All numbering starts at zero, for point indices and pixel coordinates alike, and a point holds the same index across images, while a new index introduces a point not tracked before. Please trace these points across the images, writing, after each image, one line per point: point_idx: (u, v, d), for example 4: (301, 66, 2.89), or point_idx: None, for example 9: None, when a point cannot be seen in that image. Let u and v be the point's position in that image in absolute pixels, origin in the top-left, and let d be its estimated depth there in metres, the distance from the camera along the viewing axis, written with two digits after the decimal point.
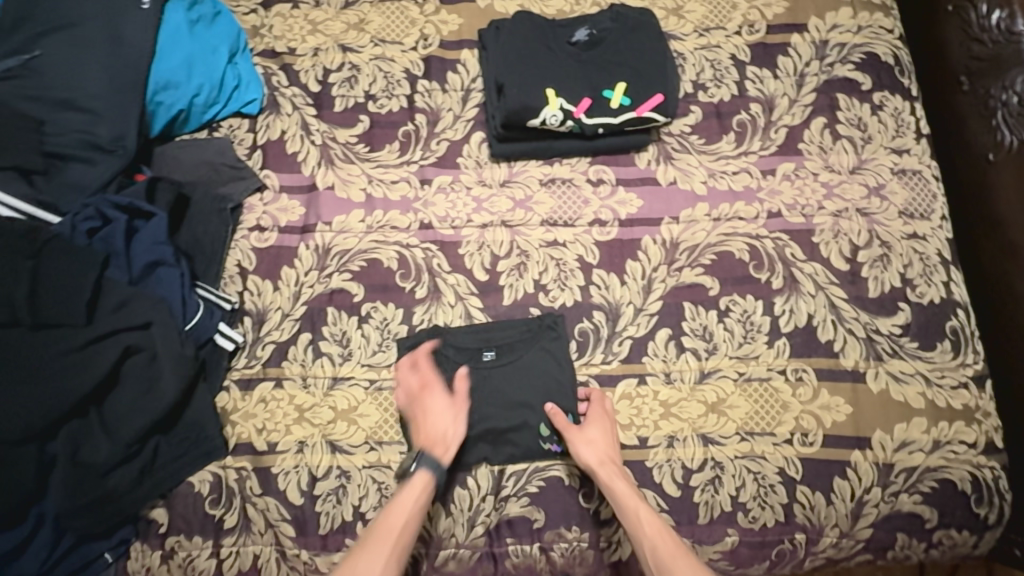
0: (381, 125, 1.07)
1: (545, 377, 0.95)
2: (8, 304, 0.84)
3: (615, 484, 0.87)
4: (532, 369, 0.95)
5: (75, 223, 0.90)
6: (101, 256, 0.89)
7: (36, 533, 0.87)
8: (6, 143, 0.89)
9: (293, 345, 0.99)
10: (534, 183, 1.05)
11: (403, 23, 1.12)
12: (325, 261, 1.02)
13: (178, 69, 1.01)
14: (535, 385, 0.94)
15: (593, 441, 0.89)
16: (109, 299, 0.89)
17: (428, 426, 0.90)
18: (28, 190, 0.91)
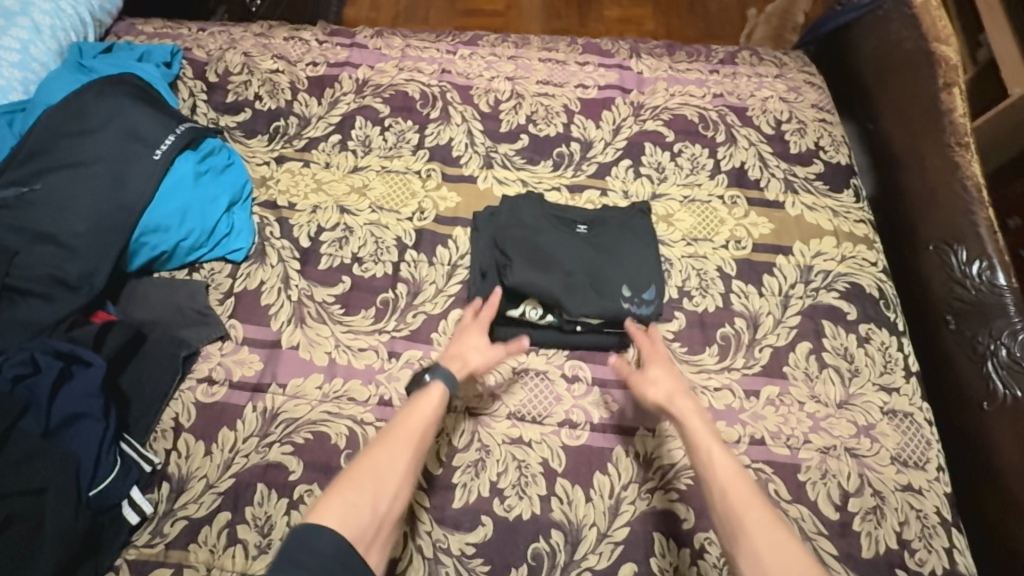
0: (362, 288, 1.06)
1: (633, 243, 1.05)
2: None
3: (689, 420, 0.83)
4: (619, 241, 1.05)
5: (3, 367, 0.85)
6: (19, 407, 0.82)
7: None
8: None
9: (207, 525, 0.87)
10: (506, 370, 1.00)
11: (403, 193, 1.16)
12: (269, 427, 0.95)
13: (172, 215, 1.02)
14: (623, 258, 1.03)
15: (658, 380, 0.89)
16: (12, 453, 0.80)
17: (454, 348, 0.93)
18: None
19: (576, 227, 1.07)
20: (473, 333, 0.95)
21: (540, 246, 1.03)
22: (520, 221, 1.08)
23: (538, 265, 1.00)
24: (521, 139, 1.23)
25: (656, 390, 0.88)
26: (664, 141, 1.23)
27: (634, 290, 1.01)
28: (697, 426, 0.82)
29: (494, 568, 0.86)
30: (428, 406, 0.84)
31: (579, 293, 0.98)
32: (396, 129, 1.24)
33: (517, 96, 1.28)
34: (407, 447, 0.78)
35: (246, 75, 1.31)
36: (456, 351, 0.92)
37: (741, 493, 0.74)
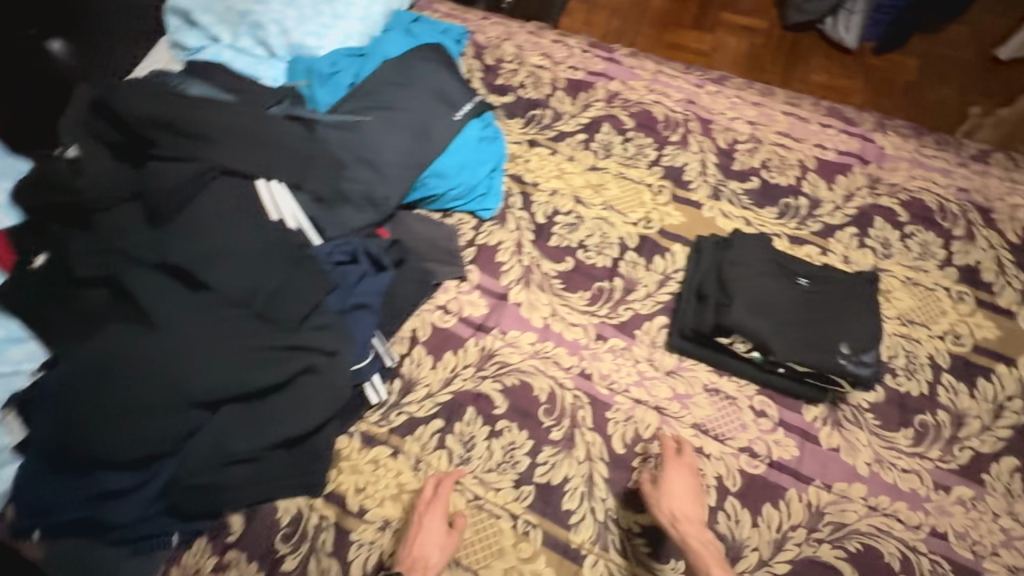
0: (583, 272, 1.19)
1: (856, 309, 1.04)
2: (251, 289, 0.95)
3: (683, 527, 0.91)
4: (843, 304, 1.05)
5: (332, 252, 1.04)
6: (331, 285, 0.99)
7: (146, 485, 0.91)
8: (316, 173, 1.05)
9: (423, 425, 1.03)
10: (698, 384, 1.08)
11: (634, 200, 1.28)
12: (484, 363, 1.09)
13: (452, 167, 1.20)
14: (845, 320, 1.03)
15: (672, 487, 0.94)
16: (318, 318, 0.98)
17: (413, 550, 0.90)
18: (314, 209, 1.05)
19: (796, 279, 1.08)
20: (430, 528, 0.92)
21: (759, 289, 1.05)
22: (744, 257, 1.10)
23: (757, 304, 1.04)
24: (752, 180, 1.30)
25: (679, 491, 0.94)
26: (895, 219, 1.24)
27: (853, 350, 1.00)
28: (680, 489, 0.95)
29: (656, 552, 0.94)
30: (437, 546, 0.91)
31: (791, 341, 1.01)
32: (637, 142, 1.36)
33: (755, 141, 1.35)
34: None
35: (516, 64, 1.50)
36: (415, 556, 0.89)
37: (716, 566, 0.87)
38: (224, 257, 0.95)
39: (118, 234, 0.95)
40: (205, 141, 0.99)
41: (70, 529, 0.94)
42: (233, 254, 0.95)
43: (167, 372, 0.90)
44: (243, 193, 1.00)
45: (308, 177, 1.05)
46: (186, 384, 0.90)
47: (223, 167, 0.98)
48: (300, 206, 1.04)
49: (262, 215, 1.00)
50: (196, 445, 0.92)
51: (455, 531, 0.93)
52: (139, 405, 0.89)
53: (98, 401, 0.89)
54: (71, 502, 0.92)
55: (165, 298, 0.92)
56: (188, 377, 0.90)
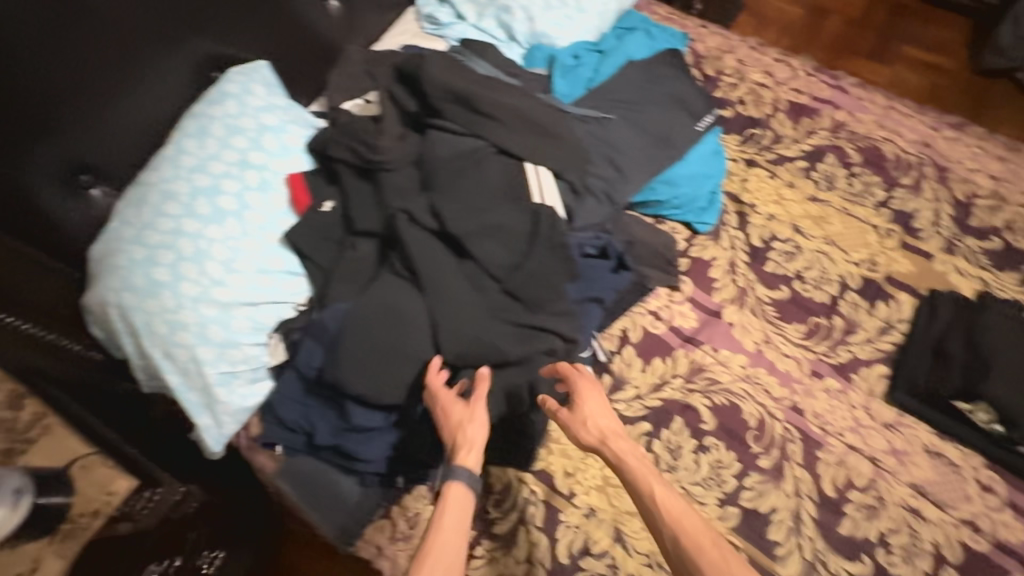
0: (799, 304, 1.17)
1: None
2: (508, 267, 1.01)
3: (625, 457, 0.87)
4: None
5: (581, 244, 1.06)
6: (574, 274, 1.02)
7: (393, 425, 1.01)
8: (573, 162, 1.09)
9: (630, 425, 1.06)
10: (918, 443, 1.04)
11: (858, 239, 1.23)
12: (694, 376, 1.10)
13: (683, 176, 1.21)
14: None
15: (597, 415, 0.92)
16: (560, 305, 1.01)
17: (450, 436, 0.90)
18: (569, 197, 1.09)
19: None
20: (455, 413, 0.91)
21: (1011, 363, 1.05)
22: (995, 326, 1.09)
23: (1009, 377, 1.03)
24: (992, 240, 1.22)
25: (601, 412, 0.92)
26: None
27: None
28: (596, 405, 0.93)
29: None
30: (474, 423, 0.90)
31: None
32: (864, 179, 1.31)
33: (998, 198, 1.26)
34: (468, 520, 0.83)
35: (736, 79, 1.47)
36: (455, 437, 0.89)
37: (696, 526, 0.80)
38: (489, 233, 1.01)
39: (400, 192, 1.03)
40: (489, 120, 1.06)
41: (310, 450, 1.04)
42: (497, 231, 1.02)
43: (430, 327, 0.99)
44: (511, 172, 1.05)
45: (568, 167, 1.08)
46: (444, 342, 0.98)
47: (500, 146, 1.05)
48: (558, 193, 1.07)
49: (525, 196, 1.05)
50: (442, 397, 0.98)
51: (475, 399, 0.92)
52: (401, 352, 0.98)
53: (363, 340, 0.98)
54: (321, 424, 1.02)
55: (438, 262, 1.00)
56: (447, 336, 0.97)
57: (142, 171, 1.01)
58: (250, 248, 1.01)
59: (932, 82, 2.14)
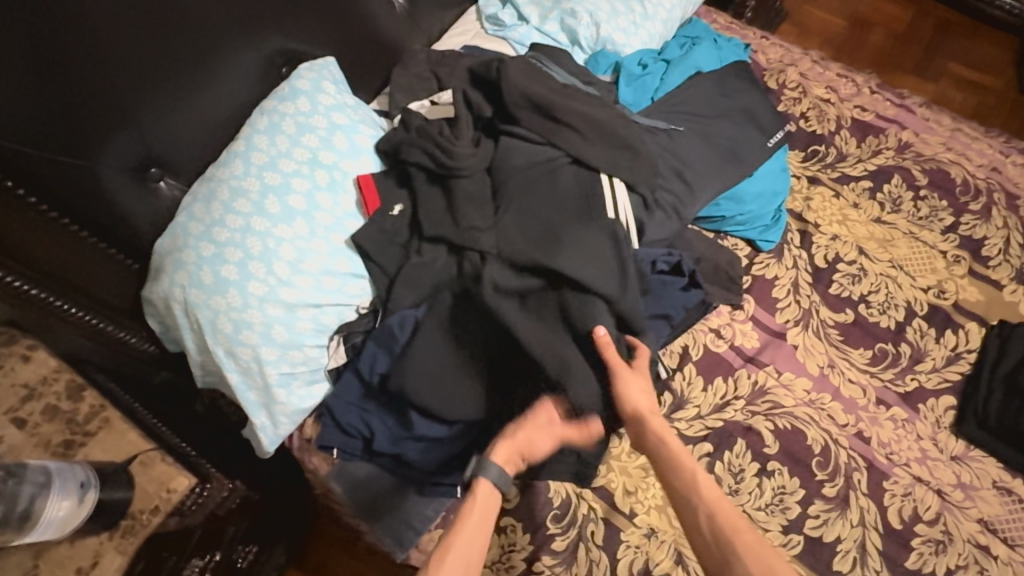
0: (864, 329, 1.14)
1: None
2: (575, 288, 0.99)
3: (664, 434, 0.88)
4: None
5: (655, 259, 1.05)
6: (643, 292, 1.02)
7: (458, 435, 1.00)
8: (646, 175, 1.06)
9: (692, 445, 1.04)
10: (986, 478, 1.02)
11: (925, 264, 1.20)
12: (756, 398, 1.08)
13: (750, 194, 1.19)
14: None
15: (641, 392, 0.94)
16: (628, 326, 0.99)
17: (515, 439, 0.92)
18: (640, 211, 1.06)
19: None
20: (540, 431, 0.93)
21: None
22: None
23: None
24: None
25: (643, 393, 0.94)
26: None
27: None
28: (641, 385, 0.95)
29: None
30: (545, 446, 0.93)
31: None
32: (930, 202, 1.28)
33: None
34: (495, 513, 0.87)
35: (799, 92, 1.43)
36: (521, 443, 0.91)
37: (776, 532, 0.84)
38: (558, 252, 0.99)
39: (471, 199, 1.02)
40: (565, 128, 1.04)
41: (368, 455, 1.03)
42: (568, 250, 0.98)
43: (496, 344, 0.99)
44: (585, 183, 1.04)
45: (641, 180, 1.05)
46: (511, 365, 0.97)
47: (575, 156, 1.03)
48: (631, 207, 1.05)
49: (601, 208, 1.03)
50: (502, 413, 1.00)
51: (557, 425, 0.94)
52: (459, 366, 1.00)
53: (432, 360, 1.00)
54: (381, 430, 1.01)
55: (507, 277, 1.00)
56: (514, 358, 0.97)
57: (213, 167, 1.00)
58: (318, 249, 1.00)
59: (977, 100, 2.10)
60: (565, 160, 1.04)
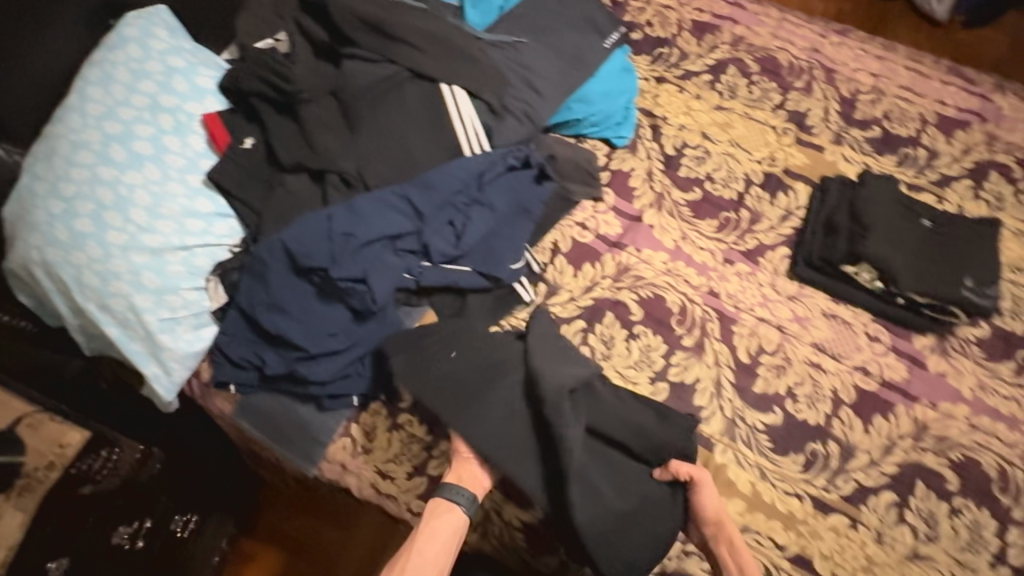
0: (711, 202, 1.27)
1: (980, 250, 1.13)
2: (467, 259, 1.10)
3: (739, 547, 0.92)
4: (966, 245, 1.14)
5: (506, 157, 1.11)
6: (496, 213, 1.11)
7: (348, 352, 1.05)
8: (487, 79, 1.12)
9: (566, 324, 1.14)
10: (816, 309, 1.17)
11: (759, 140, 1.34)
12: (621, 276, 1.19)
13: (597, 93, 1.28)
14: (968, 260, 1.12)
15: (707, 496, 0.95)
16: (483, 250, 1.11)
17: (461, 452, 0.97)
18: (488, 117, 1.13)
19: (922, 219, 1.17)
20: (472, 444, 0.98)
21: (890, 225, 1.15)
22: (877, 196, 1.19)
23: (889, 238, 1.14)
24: (874, 129, 1.35)
25: (714, 506, 0.94)
26: (1009, 175, 1.30)
27: (974, 282, 1.11)
28: (707, 495, 0.95)
29: (777, 446, 1.05)
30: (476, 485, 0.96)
31: (918, 271, 1.11)
32: (762, 86, 1.41)
33: (878, 92, 1.40)
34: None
35: (643, 3, 1.53)
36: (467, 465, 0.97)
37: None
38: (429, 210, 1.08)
39: (321, 124, 1.05)
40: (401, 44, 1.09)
41: (263, 385, 1.07)
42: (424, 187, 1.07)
43: (368, 257, 1.03)
44: (429, 95, 1.08)
45: (484, 87, 1.11)
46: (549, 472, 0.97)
47: (414, 69, 1.08)
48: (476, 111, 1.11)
49: (445, 117, 1.08)
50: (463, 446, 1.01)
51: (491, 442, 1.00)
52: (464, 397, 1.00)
53: (313, 300, 1.03)
54: (271, 357, 1.04)
55: (371, 196, 1.06)
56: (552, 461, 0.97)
57: (50, 124, 0.99)
58: (174, 191, 1.02)
59: (834, 7, 2.26)
60: (406, 75, 1.08)
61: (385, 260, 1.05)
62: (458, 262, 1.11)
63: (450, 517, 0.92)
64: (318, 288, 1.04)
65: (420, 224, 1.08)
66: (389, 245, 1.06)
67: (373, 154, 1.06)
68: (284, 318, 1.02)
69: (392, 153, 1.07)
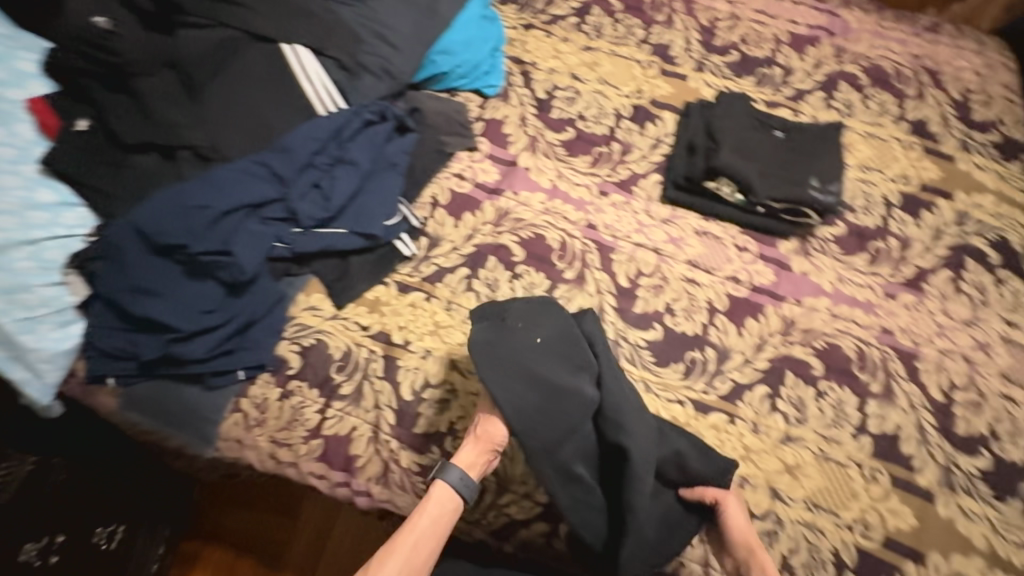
0: (583, 139, 1.30)
1: (825, 153, 1.22)
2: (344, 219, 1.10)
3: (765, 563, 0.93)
4: (811, 151, 1.22)
5: (361, 110, 1.13)
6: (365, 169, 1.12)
7: (222, 327, 1.03)
8: (331, 37, 1.12)
9: (451, 274, 1.16)
10: (689, 229, 1.23)
11: (626, 75, 1.38)
12: (501, 221, 1.21)
13: (458, 44, 1.28)
14: (813, 163, 1.20)
15: (742, 520, 0.96)
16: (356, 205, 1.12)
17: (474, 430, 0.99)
18: (339, 76, 1.13)
19: (771, 132, 1.24)
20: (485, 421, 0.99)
21: (742, 140, 1.22)
22: (730, 114, 1.25)
23: (740, 151, 1.21)
24: (732, 54, 1.41)
25: (743, 528, 0.95)
26: (858, 84, 1.38)
27: (820, 181, 1.18)
28: (738, 515, 0.96)
29: (659, 360, 1.11)
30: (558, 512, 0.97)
31: (769, 179, 1.18)
32: (626, 23, 1.44)
33: (734, 18, 1.45)
34: (416, 549, 0.93)
35: None
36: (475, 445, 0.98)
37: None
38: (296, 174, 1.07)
39: (161, 96, 1.04)
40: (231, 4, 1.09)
41: (144, 373, 1.04)
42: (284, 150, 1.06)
43: (230, 228, 1.01)
44: (269, 57, 1.09)
45: (329, 44, 1.12)
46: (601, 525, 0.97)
47: (250, 31, 1.08)
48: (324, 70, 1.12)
49: (293, 80, 1.09)
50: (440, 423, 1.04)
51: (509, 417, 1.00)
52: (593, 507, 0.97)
53: (180, 280, 1.01)
54: (145, 343, 1.01)
55: (228, 167, 1.03)
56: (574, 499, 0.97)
57: None
58: (8, 184, 0.97)
59: None
60: (243, 38, 1.08)
61: (250, 229, 1.03)
62: (331, 226, 1.10)
63: (450, 494, 0.96)
64: (184, 267, 1.01)
65: (285, 190, 1.06)
66: (254, 215, 1.05)
67: (222, 122, 1.05)
68: (150, 300, 0.99)
69: (242, 119, 1.06)
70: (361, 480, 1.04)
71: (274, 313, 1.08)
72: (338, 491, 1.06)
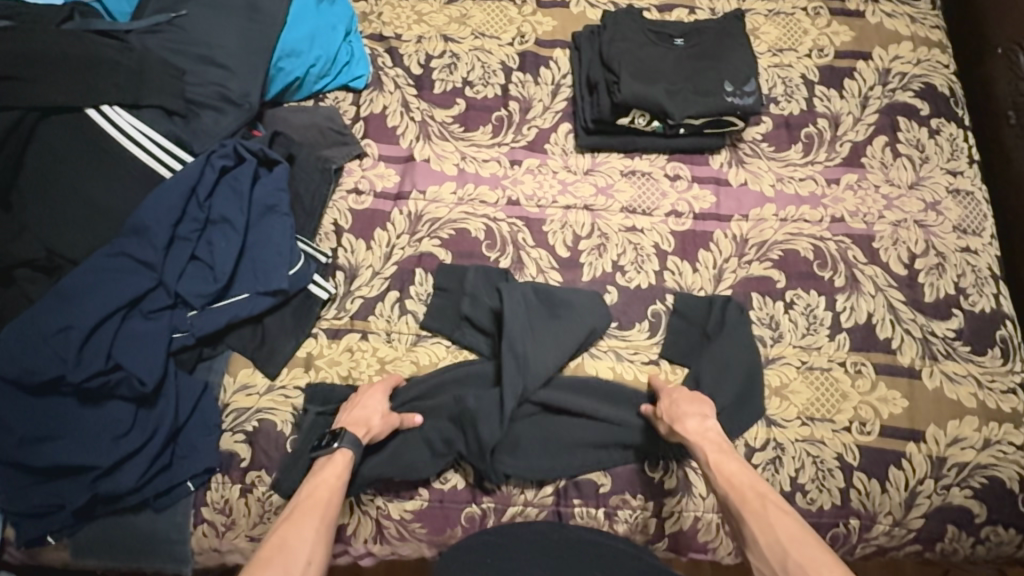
0: (477, 108, 1.16)
1: (732, 49, 1.11)
2: (244, 286, 0.97)
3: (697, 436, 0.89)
4: (718, 52, 1.11)
5: (212, 158, 0.99)
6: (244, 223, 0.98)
7: (145, 446, 0.90)
8: (148, 80, 0.98)
9: (380, 302, 1.04)
10: (614, 173, 1.13)
11: (502, 20, 1.22)
12: (416, 227, 1.09)
13: (303, 40, 1.11)
14: (723, 66, 1.09)
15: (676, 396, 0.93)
16: (248, 266, 0.98)
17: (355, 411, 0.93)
18: (170, 125, 0.99)
19: (671, 42, 1.12)
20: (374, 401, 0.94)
21: (643, 60, 1.10)
22: (622, 33, 1.12)
23: (642, 71, 1.09)
24: None
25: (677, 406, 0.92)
26: None
27: (735, 83, 1.08)
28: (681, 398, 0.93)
29: (621, 322, 1.05)
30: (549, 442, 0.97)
31: (681, 95, 1.07)
32: None
33: None
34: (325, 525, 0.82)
35: None
36: (359, 415, 0.93)
37: (784, 518, 0.80)
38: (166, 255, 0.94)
39: None
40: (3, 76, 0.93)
41: (81, 521, 0.92)
42: (141, 231, 0.93)
43: (111, 338, 0.89)
44: (75, 125, 0.95)
45: (145, 90, 0.98)
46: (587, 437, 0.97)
47: (41, 106, 0.94)
48: (156, 126, 0.98)
49: (123, 149, 0.96)
50: (413, 445, 0.95)
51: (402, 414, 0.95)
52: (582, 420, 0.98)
53: (78, 411, 0.89)
54: (67, 491, 0.89)
55: (80, 271, 0.90)
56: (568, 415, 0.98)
57: None
58: None
59: None
60: (34, 115, 0.94)
61: (135, 330, 0.91)
62: (229, 294, 0.97)
63: (344, 454, 0.88)
64: (78, 394, 0.90)
65: (159, 274, 0.93)
66: (135, 313, 0.92)
67: (55, 219, 0.93)
68: (52, 446, 0.87)
69: (76, 208, 0.93)
70: (358, 545, 0.98)
71: (204, 406, 0.96)
72: (340, 560, 1.00)
